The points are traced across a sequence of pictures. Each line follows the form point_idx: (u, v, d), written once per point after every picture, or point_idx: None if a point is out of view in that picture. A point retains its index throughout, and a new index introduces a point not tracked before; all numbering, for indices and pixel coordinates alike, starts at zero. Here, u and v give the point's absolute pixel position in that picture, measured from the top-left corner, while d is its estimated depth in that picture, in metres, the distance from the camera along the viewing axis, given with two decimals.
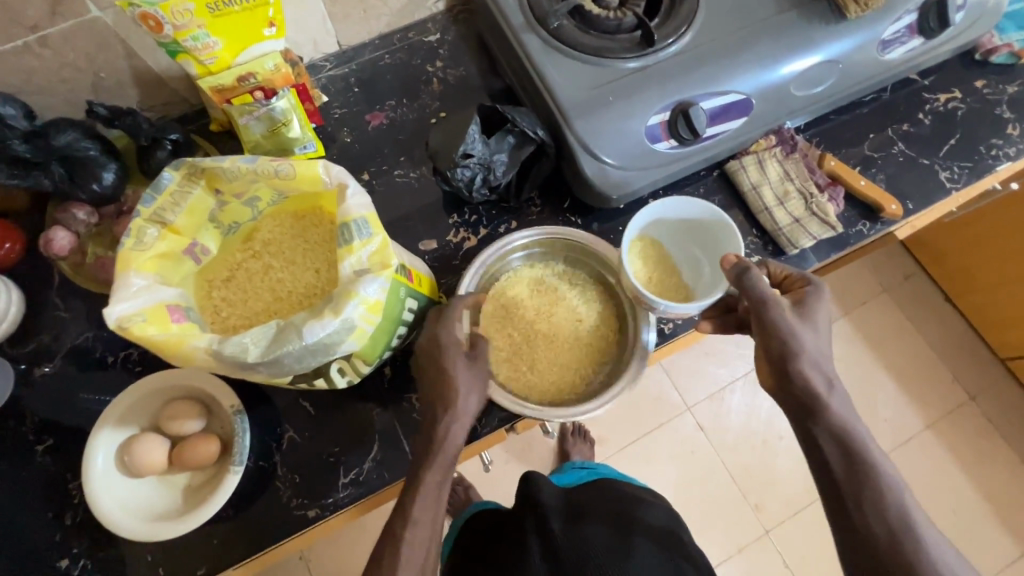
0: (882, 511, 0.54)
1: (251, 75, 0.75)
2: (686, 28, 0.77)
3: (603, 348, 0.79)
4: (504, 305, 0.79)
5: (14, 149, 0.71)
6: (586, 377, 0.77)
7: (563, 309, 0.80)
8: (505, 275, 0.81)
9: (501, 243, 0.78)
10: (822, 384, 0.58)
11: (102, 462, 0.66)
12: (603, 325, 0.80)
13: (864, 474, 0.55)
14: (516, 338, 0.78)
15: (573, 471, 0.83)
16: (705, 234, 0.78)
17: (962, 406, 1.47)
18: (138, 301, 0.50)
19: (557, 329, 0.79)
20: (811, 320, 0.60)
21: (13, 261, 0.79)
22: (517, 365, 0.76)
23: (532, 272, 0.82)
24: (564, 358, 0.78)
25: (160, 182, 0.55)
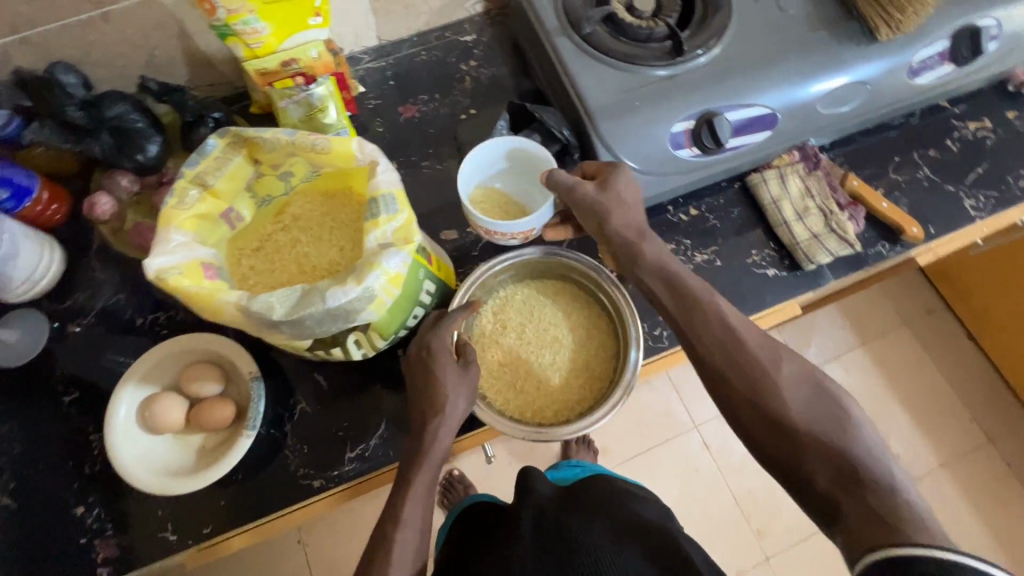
0: (732, 350, 0.58)
1: (294, 61, 0.79)
2: (716, 41, 0.78)
3: (595, 368, 0.79)
4: (497, 319, 0.80)
5: (71, 115, 0.75)
6: (579, 393, 0.78)
7: (556, 327, 0.81)
8: (499, 291, 0.82)
9: (492, 264, 0.78)
10: (632, 233, 0.67)
11: (123, 415, 0.69)
12: (596, 343, 0.80)
13: (710, 324, 0.60)
14: (509, 354, 0.79)
15: (568, 469, 0.82)
16: (535, 169, 0.82)
17: (978, 447, 1.43)
18: (175, 257, 0.53)
19: (547, 346, 0.80)
20: (611, 188, 0.68)
21: (57, 222, 0.84)
22: (499, 376, 0.78)
23: (529, 288, 0.83)
24: (553, 374, 0.79)
25: (205, 147, 0.58)
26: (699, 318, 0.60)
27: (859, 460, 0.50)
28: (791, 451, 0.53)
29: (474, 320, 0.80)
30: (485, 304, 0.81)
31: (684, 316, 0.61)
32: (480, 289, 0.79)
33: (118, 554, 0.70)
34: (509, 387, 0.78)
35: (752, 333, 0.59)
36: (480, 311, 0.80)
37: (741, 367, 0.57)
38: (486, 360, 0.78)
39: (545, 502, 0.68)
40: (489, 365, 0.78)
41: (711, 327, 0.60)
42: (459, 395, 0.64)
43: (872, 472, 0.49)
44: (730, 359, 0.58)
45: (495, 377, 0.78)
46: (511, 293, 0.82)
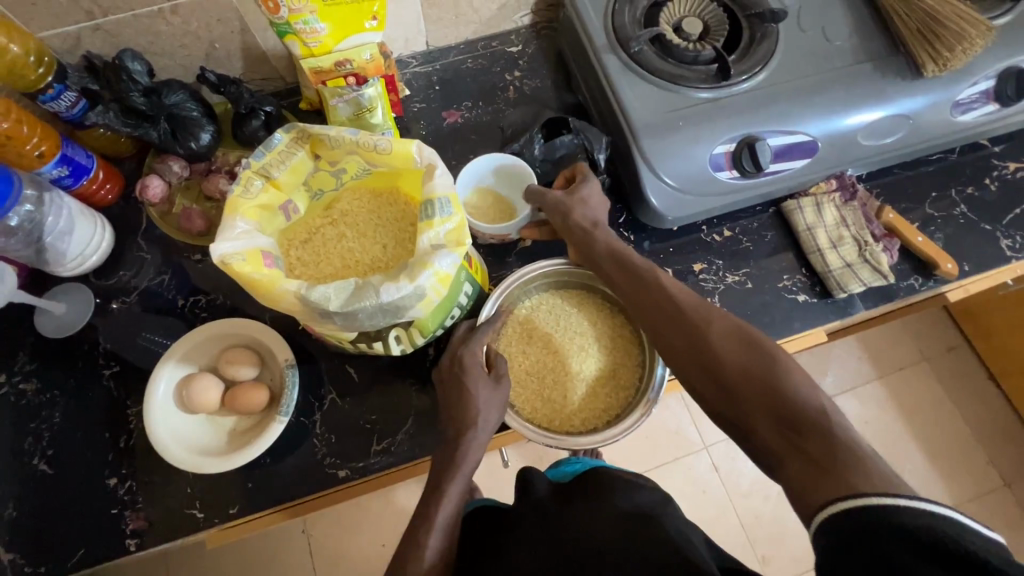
0: (675, 317, 0.60)
1: (347, 62, 0.82)
2: (761, 68, 0.80)
3: (619, 379, 0.80)
4: (524, 327, 0.82)
5: (133, 100, 0.78)
6: (605, 403, 0.79)
7: (581, 337, 0.82)
8: (526, 299, 0.83)
9: (523, 272, 0.78)
10: (587, 222, 0.73)
11: (162, 391, 0.72)
12: (620, 354, 0.81)
13: (654, 294, 0.63)
14: (535, 362, 0.80)
15: (570, 464, 0.76)
16: (518, 178, 0.84)
17: (994, 490, 1.41)
18: (238, 243, 0.55)
19: (572, 355, 0.81)
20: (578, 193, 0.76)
21: (109, 202, 0.87)
22: (525, 384, 0.79)
23: (555, 298, 0.84)
24: (577, 384, 0.80)
25: (270, 140, 0.60)
26: (646, 291, 0.64)
27: (795, 407, 0.48)
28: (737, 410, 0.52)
29: (501, 327, 0.81)
30: (513, 312, 0.82)
31: (633, 292, 0.65)
32: (509, 298, 0.80)
33: (146, 527, 0.72)
34: (533, 394, 0.79)
35: (693, 300, 0.61)
36: (508, 319, 0.82)
37: (684, 335, 0.58)
38: (512, 366, 0.80)
39: (547, 498, 0.68)
40: (515, 372, 0.79)
41: (656, 298, 0.63)
42: (490, 409, 0.67)
43: (808, 415, 0.48)
44: (672, 326, 0.60)
45: (522, 385, 0.79)
46: (539, 302, 0.83)
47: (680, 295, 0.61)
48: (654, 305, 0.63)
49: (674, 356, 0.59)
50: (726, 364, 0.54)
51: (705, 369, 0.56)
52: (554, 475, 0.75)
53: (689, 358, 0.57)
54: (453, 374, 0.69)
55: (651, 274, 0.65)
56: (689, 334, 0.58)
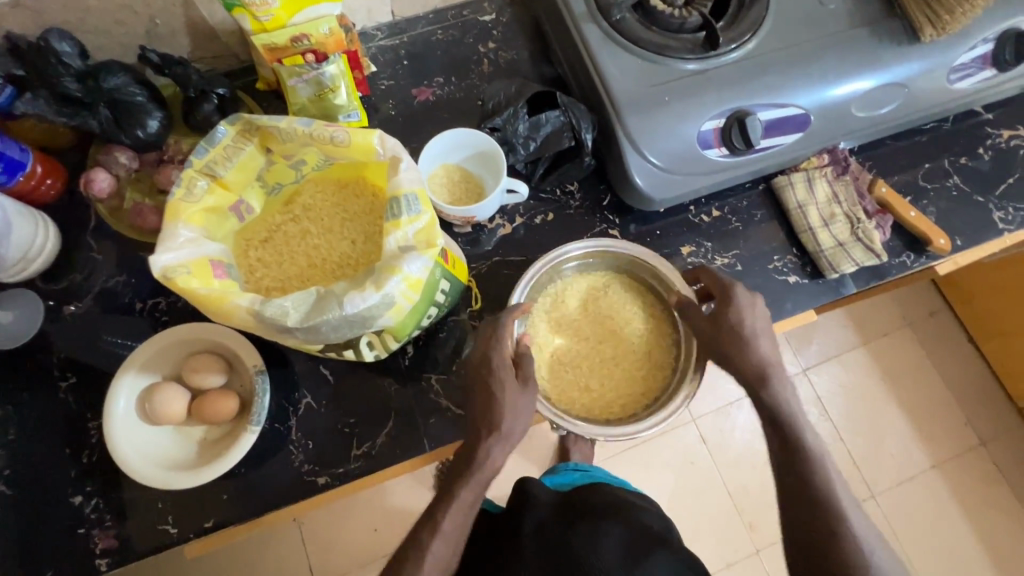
0: (820, 501, 0.57)
1: (304, 37, 0.74)
2: (751, 35, 0.75)
3: (654, 362, 0.76)
4: (553, 313, 0.77)
5: (66, 86, 0.71)
6: (644, 389, 0.75)
7: (612, 318, 0.78)
8: (552, 286, 0.78)
9: (545, 258, 0.73)
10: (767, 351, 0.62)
11: (123, 404, 0.67)
12: (654, 337, 0.77)
13: (805, 471, 0.59)
14: (569, 348, 0.76)
15: (568, 471, 0.82)
16: (484, 153, 0.78)
17: (971, 450, 1.44)
18: (182, 254, 0.50)
19: (604, 340, 0.77)
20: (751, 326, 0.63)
21: (52, 198, 0.80)
22: (560, 373, 0.75)
23: (584, 282, 0.79)
24: (613, 369, 0.76)
25: (213, 135, 0.55)
26: (800, 465, 0.59)
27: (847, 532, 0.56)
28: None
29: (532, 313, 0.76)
30: (539, 302, 0.77)
31: (784, 458, 0.60)
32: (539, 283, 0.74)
33: (117, 546, 0.68)
34: (567, 385, 0.74)
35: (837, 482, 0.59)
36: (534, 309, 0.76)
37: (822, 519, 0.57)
38: (542, 358, 0.75)
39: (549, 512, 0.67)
40: (545, 364, 0.75)
41: (805, 475, 0.59)
42: (517, 414, 0.61)
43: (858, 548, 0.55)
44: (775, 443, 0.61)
45: (556, 374, 0.75)
46: (569, 285, 0.78)
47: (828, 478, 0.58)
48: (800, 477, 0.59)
49: (798, 521, 0.59)
50: (849, 564, 0.55)
51: (821, 550, 0.56)
52: (552, 481, 0.80)
53: (811, 536, 0.57)
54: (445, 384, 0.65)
55: (813, 447, 0.60)
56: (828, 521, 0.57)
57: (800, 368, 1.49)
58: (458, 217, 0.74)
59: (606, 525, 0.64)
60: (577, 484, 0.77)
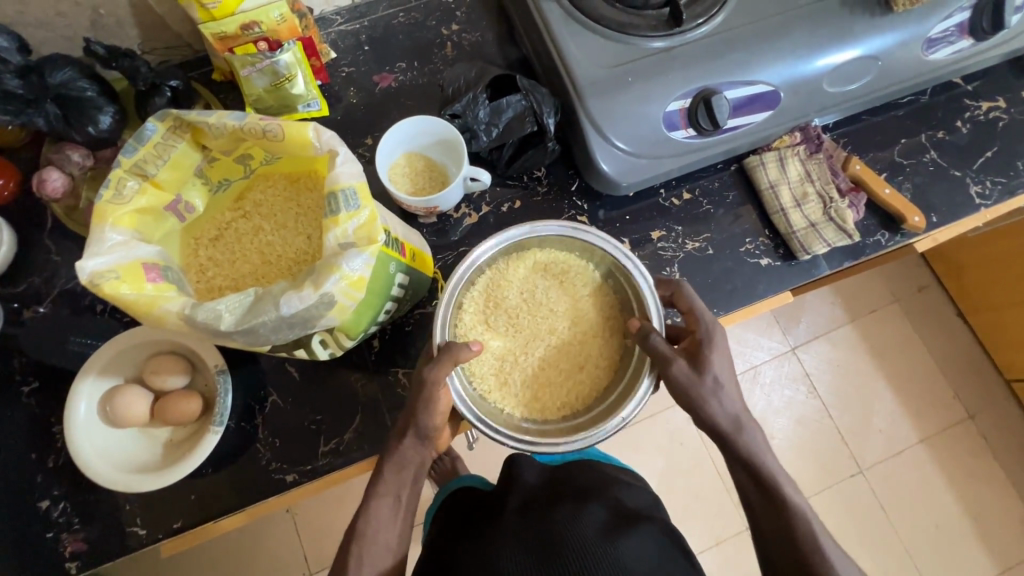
0: (797, 545, 0.57)
1: (255, 24, 0.71)
2: (717, 10, 0.72)
3: (601, 364, 0.74)
4: (491, 296, 0.75)
5: (7, 84, 0.68)
6: (575, 398, 0.73)
7: (550, 318, 0.76)
8: (494, 262, 0.75)
9: (474, 257, 0.67)
10: (723, 371, 0.61)
11: (84, 410, 0.66)
12: (607, 333, 0.75)
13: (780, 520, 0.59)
14: (501, 332, 0.75)
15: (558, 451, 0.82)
16: (443, 138, 0.76)
17: (958, 423, 1.45)
18: (111, 257, 0.48)
19: (541, 335, 0.75)
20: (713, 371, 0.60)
21: (7, 199, 0.78)
22: (496, 361, 0.74)
23: (527, 265, 0.76)
24: (547, 369, 0.74)
25: (142, 132, 0.52)
26: (775, 514, 0.59)
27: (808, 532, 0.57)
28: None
29: (466, 293, 0.74)
30: (482, 275, 0.75)
31: (763, 505, 0.60)
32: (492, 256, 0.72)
33: (87, 548, 0.68)
34: (502, 378, 0.73)
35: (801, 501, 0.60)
36: (475, 282, 0.75)
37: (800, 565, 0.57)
38: (480, 341, 0.73)
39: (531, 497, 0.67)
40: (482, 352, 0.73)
41: (781, 524, 0.59)
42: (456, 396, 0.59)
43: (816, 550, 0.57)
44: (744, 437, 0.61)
45: (491, 371, 0.73)
46: (510, 268, 0.76)
47: (806, 526, 0.58)
48: (775, 518, 0.59)
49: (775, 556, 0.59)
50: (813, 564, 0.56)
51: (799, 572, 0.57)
52: (543, 459, 0.80)
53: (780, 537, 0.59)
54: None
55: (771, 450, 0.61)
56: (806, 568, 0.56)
57: (788, 346, 1.49)
58: (422, 207, 0.73)
59: (585, 507, 0.64)
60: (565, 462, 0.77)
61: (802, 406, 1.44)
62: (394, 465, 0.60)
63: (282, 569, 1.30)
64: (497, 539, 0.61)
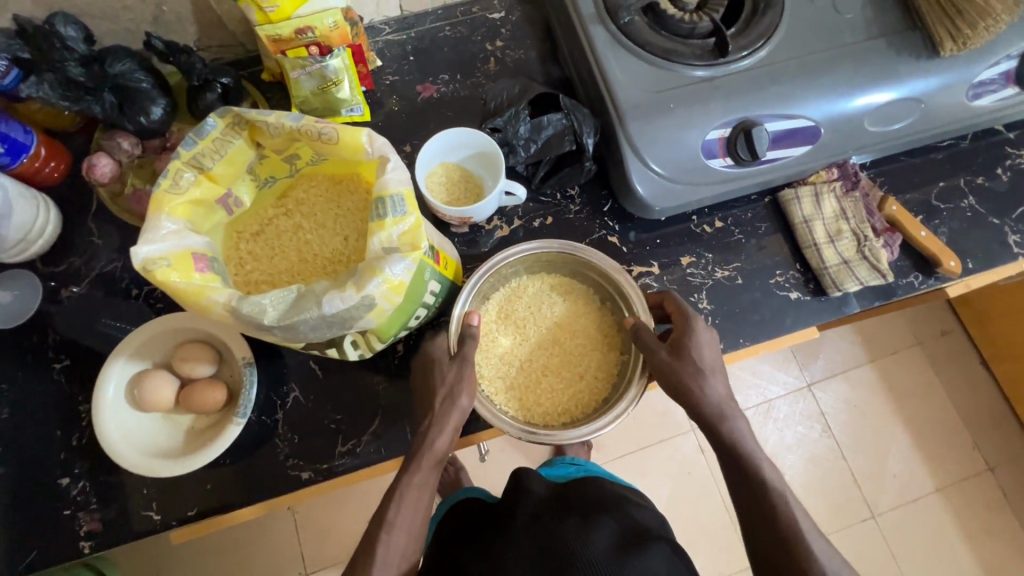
0: (779, 535, 0.56)
1: (309, 30, 0.73)
2: (763, 43, 0.73)
3: (599, 375, 0.74)
4: (504, 308, 0.75)
5: (70, 71, 0.70)
6: (576, 407, 0.72)
7: (558, 329, 0.76)
8: (511, 280, 0.77)
9: (493, 262, 0.70)
10: (707, 360, 0.63)
11: (113, 392, 0.67)
12: (608, 347, 0.75)
13: (764, 520, 0.57)
14: (508, 342, 0.74)
15: (561, 466, 0.80)
16: (482, 151, 0.77)
17: (977, 475, 1.41)
18: (164, 245, 0.49)
19: (546, 346, 0.75)
20: (695, 361, 0.62)
21: (55, 181, 0.81)
22: (502, 368, 0.73)
23: (539, 281, 0.77)
24: (551, 378, 0.73)
25: (203, 126, 0.54)
26: (757, 503, 0.58)
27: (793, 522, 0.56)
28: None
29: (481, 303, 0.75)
30: (496, 290, 0.76)
31: (746, 502, 0.59)
32: (506, 269, 0.73)
33: (102, 529, 0.69)
34: (508, 382, 0.73)
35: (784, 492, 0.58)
36: (489, 296, 0.75)
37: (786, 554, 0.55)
38: (488, 347, 0.73)
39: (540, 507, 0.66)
40: (491, 355, 0.73)
41: (763, 513, 0.57)
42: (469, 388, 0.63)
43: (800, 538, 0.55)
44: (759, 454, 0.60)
45: (497, 376, 0.73)
46: (526, 283, 0.77)
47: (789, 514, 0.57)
48: (757, 512, 0.58)
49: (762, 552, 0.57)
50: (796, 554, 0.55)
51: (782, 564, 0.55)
52: (546, 474, 0.79)
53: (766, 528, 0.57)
54: (423, 362, 0.69)
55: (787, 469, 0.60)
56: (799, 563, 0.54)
57: (804, 383, 1.46)
58: (454, 218, 0.74)
59: (601, 527, 0.62)
60: (569, 478, 0.76)
61: (815, 444, 1.42)
62: (433, 457, 0.61)
63: (281, 565, 1.29)
64: (506, 549, 0.61)
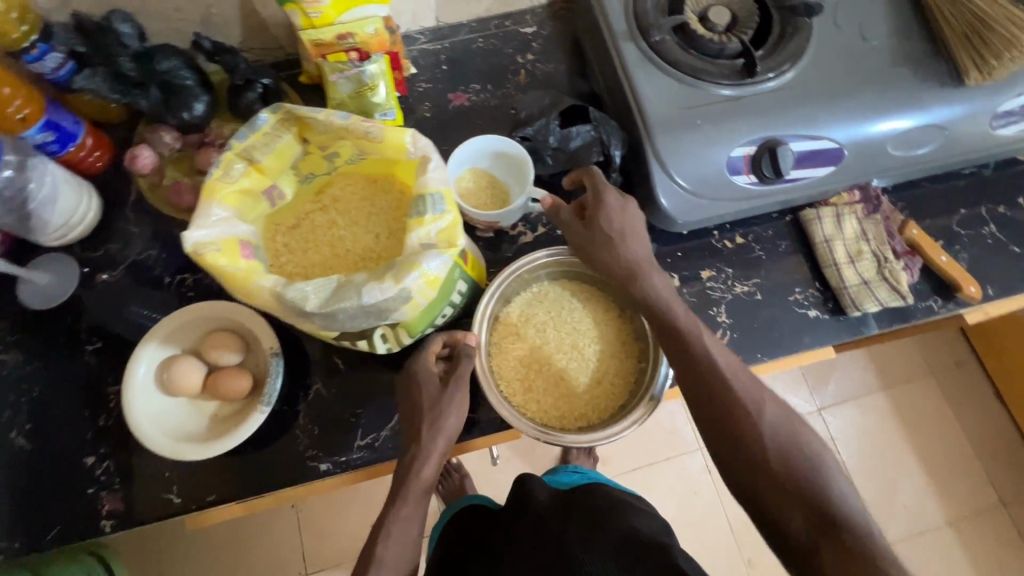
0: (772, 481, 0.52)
1: (349, 36, 0.76)
2: (790, 66, 0.75)
3: (617, 382, 0.74)
4: (525, 312, 0.76)
5: (123, 66, 0.75)
6: (592, 412, 0.73)
7: (577, 334, 0.76)
8: (532, 285, 0.78)
9: (515, 267, 0.72)
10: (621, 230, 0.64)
11: (143, 372, 0.70)
12: (625, 354, 0.76)
13: (746, 444, 0.53)
14: (527, 345, 0.75)
15: (567, 474, 0.80)
16: (509, 157, 0.79)
17: (990, 509, 1.38)
18: (213, 231, 0.52)
19: (565, 350, 0.75)
20: (604, 223, 0.64)
21: (97, 170, 0.84)
22: (520, 370, 0.74)
23: (559, 287, 0.78)
24: (569, 383, 0.74)
25: (256, 121, 0.56)
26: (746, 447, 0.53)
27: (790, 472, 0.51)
28: (803, 549, 0.49)
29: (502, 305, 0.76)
30: (517, 294, 0.77)
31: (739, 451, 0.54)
32: (528, 273, 0.75)
33: (123, 510, 0.70)
34: (526, 384, 0.73)
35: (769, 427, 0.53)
36: (510, 300, 0.77)
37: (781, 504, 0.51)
38: (507, 349, 0.74)
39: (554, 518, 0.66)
40: (509, 356, 0.74)
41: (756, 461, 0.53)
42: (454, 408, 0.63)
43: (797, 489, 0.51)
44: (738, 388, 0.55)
45: (515, 378, 0.74)
46: (546, 288, 0.78)
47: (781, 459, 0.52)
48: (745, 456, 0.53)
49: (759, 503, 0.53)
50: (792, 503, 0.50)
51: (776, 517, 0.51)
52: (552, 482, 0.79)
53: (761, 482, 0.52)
54: (405, 385, 0.67)
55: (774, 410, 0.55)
56: (794, 473, 0.51)
57: (814, 406, 1.45)
58: (483, 221, 0.76)
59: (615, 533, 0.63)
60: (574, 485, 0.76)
61: None
62: (422, 484, 0.60)
63: (285, 563, 1.30)
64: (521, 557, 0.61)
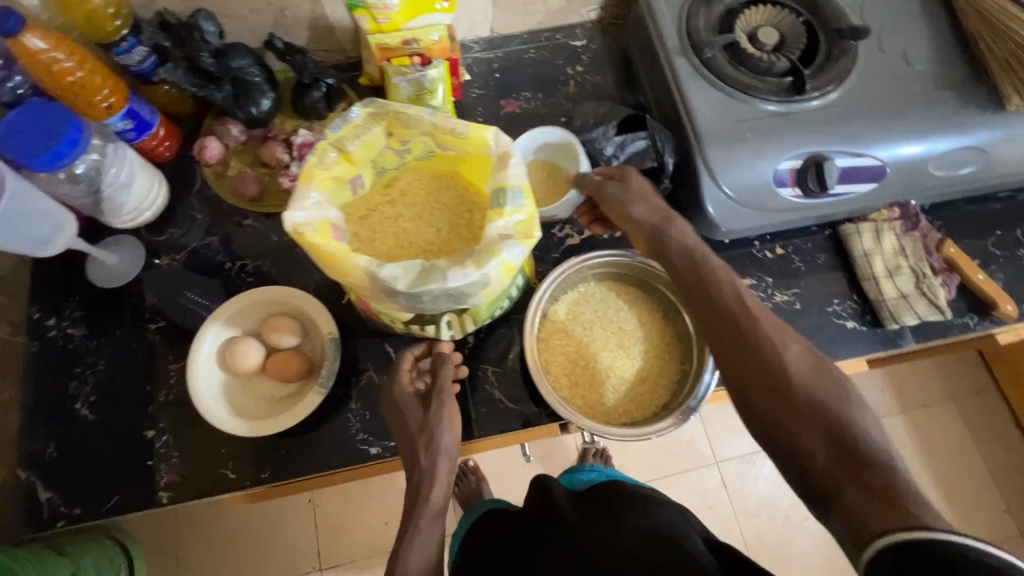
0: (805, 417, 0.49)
1: (415, 41, 0.80)
2: (835, 86, 0.77)
3: (660, 381, 0.77)
4: (573, 309, 0.79)
5: (202, 60, 0.77)
6: (636, 408, 0.76)
7: (623, 333, 0.79)
8: (579, 285, 0.81)
9: (563, 268, 0.75)
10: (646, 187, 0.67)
11: (207, 350, 0.73)
12: (669, 355, 0.78)
13: (772, 377, 0.51)
14: (573, 341, 0.78)
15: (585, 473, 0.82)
16: (559, 146, 0.85)
17: (1009, 538, 1.38)
18: (310, 213, 0.56)
19: (611, 348, 0.78)
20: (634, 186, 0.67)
21: (165, 158, 0.88)
22: (567, 365, 0.77)
23: (605, 288, 0.81)
24: (614, 379, 0.76)
25: (349, 113, 0.60)
26: (773, 381, 0.51)
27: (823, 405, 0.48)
28: (824, 482, 0.47)
29: (550, 303, 0.79)
30: (565, 293, 0.80)
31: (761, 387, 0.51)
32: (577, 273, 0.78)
33: (180, 483, 0.73)
34: (572, 380, 0.76)
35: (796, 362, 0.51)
36: (557, 298, 0.79)
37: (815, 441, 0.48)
38: (555, 345, 0.77)
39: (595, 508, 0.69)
40: (557, 352, 0.77)
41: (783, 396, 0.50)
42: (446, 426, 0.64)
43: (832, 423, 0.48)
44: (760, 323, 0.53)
45: (562, 373, 0.76)
46: (592, 288, 0.81)
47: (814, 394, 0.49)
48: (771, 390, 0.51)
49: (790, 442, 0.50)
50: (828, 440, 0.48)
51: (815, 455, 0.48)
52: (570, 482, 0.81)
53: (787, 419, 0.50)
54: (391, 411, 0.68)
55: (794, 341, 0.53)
56: (817, 404, 0.49)
57: None
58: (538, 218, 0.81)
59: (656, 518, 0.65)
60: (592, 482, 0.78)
61: None
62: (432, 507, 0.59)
63: (305, 555, 1.31)
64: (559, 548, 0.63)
